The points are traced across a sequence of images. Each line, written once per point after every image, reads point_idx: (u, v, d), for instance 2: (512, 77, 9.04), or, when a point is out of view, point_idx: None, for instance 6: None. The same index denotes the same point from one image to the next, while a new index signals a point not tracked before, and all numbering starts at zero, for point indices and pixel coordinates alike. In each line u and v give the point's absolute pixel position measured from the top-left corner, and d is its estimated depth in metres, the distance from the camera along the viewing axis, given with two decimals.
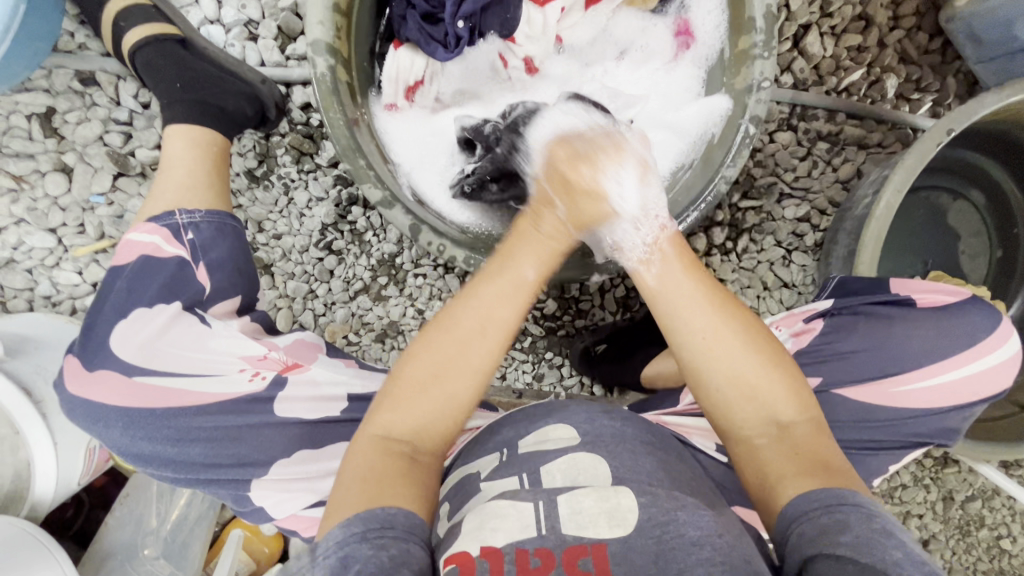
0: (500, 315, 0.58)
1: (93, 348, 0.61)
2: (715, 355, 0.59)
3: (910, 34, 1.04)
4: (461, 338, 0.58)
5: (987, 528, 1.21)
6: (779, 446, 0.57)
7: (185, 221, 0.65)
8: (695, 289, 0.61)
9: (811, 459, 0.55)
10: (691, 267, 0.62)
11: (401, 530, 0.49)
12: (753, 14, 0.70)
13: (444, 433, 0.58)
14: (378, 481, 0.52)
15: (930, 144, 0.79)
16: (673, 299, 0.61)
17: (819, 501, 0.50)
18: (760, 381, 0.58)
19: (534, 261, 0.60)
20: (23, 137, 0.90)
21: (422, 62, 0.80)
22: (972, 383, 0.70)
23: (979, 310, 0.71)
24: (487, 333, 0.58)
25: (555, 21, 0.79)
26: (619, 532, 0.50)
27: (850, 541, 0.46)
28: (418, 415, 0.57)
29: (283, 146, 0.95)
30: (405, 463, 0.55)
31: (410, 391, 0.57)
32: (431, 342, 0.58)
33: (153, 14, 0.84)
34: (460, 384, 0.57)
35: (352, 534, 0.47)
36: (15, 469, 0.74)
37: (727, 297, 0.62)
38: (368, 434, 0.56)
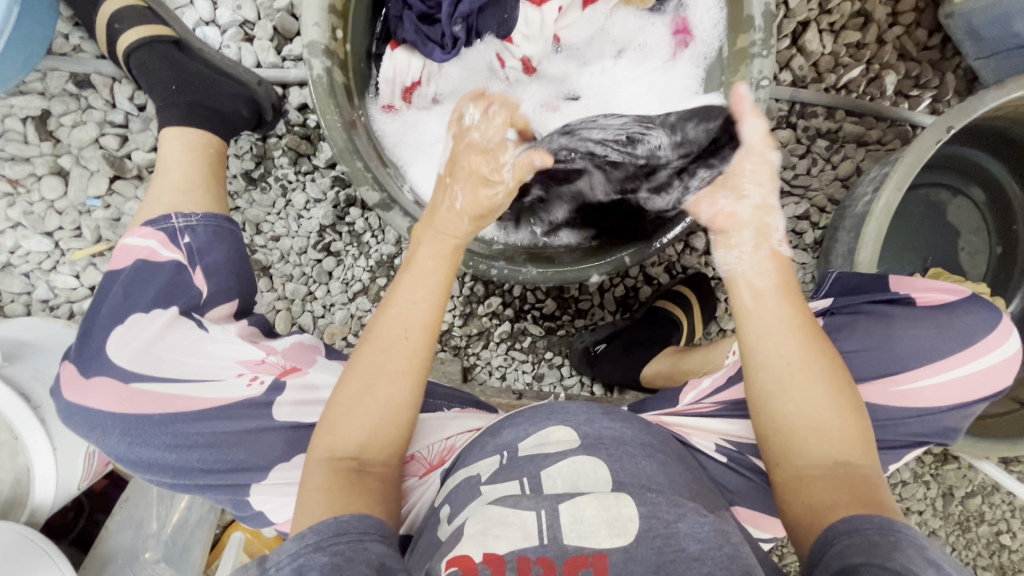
0: (418, 315, 0.59)
1: (90, 354, 0.60)
2: (800, 383, 0.58)
3: (909, 30, 1.04)
4: (384, 345, 0.58)
5: (987, 523, 1.21)
6: (834, 479, 0.56)
7: (182, 225, 0.64)
8: (791, 322, 0.60)
9: (865, 496, 0.54)
10: (798, 303, 0.62)
11: (354, 534, 0.49)
12: (752, 12, 0.69)
13: (393, 441, 0.58)
14: (329, 494, 0.53)
15: (929, 141, 0.79)
16: (763, 326, 0.60)
17: (875, 525, 0.51)
18: (838, 425, 0.57)
19: (434, 258, 0.62)
20: (18, 141, 0.90)
21: (418, 63, 0.80)
22: (972, 382, 0.70)
23: (978, 309, 0.71)
24: (410, 335, 0.59)
25: (552, 20, 0.78)
26: (621, 542, 0.50)
27: (900, 559, 0.47)
28: (360, 429, 0.56)
29: (279, 147, 0.95)
30: (354, 476, 0.55)
31: (348, 408, 0.57)
32: (363, 354, 0.58)
33: (148, 16, 0.83)
34: (395, 388, 0.57)
35: (306, 546, 0.48)
36: (14, 476, 0.74)
37: (819, 336, 0.61)
38: (318, 457, 0.56)
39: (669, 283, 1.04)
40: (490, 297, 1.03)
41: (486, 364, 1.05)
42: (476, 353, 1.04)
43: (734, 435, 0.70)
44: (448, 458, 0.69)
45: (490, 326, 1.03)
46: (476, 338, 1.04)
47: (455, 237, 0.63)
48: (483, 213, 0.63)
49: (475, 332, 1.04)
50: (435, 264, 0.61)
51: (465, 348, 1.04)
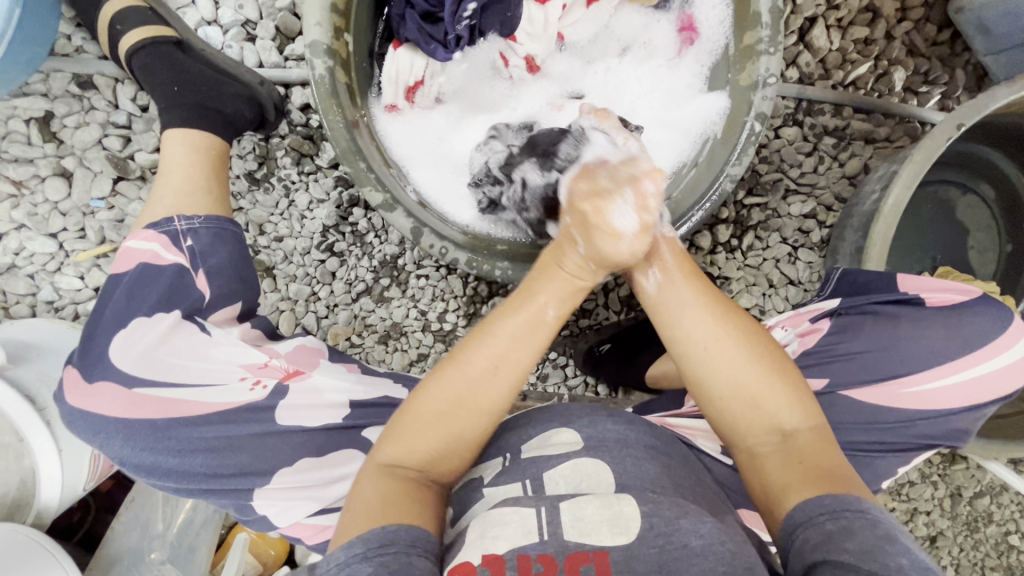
0: (517, 357, 0.56)
1: (93, 358, 0.60)
2: (719, 365, 0.58)
3: (918, 26, 1.02)
4: (474, 380, 0.56)
5: (995, 524, 1.20)
6: (787, 456, 0.55)
7: (184, 227, 0.64)
8: (696, 300, 0.60)
9: (815, 472, 0.53)
10: (690, 277, 0.62)
11: (402, 544, 0.48)
12: (759, 9, 0.69)
13: (455, 463, 0.57)
14: (387, 501, 0.52)
15: (940, 139, 0.78)
16: (676, 308, 0.60)
17: (826, 507, 0.50)
18: (768, 397, 0.57)
19: (555, 298, 0.58)
20: (22, 142, 0.90)
21: (421, 63, 0.78)
22: (982, 384, 0.69)
23: (989, 309, 0.70)
24: (500, 373, 0.56)
25: (556, 18, 0.76)
26: (622, 540, 0.50)
27: (858, 547, 0.46)
28: (429, 446, 0.56)
29: (282, 147, 0.94)
30: (416, 489, 0.54)
31: (419, 422, 0.56)
32: (441, 376, 0.56)
33: (149, 16, 0.83)
34: (469, 425, 0.56)
35: (354, 555, 0.48)
36: (21, 476, 0.74)
37: (728, 307, 0.60)
38: (377, 461, 0.56)
39: None
40: None
41: None
42: None
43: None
44: None
45: None
46: None
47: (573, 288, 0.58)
48: (604, 262, 0.56)
49: None
50: (556, 300, 0.58)
51: None
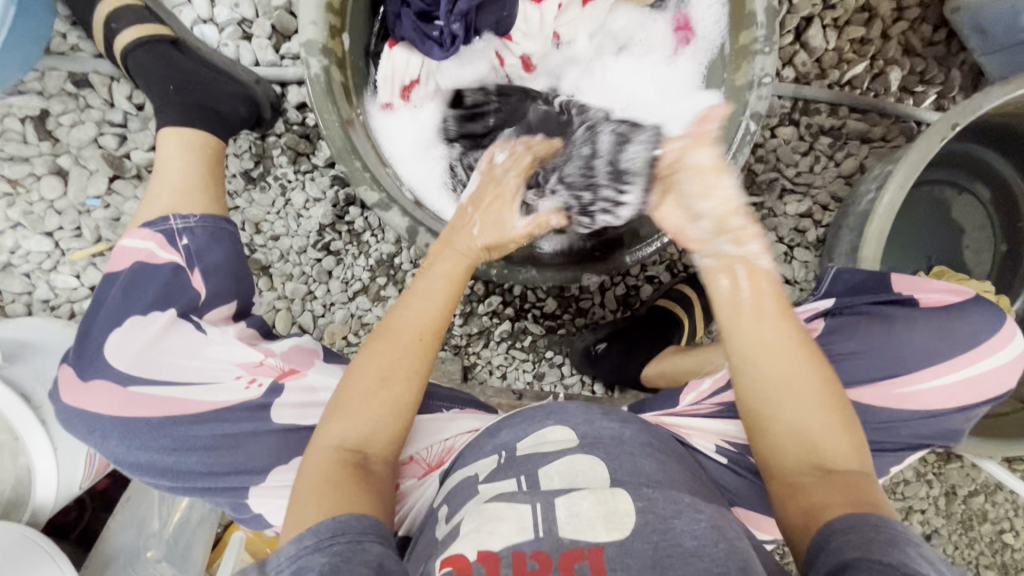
0: (432, 318, 0.63)
1: (88, 357, 0.60)
2: (784, 388, 0.58)
3: (914, 26, 1.03)
4: (396, 349, 0.60)
5: (990, 523, 1.21)
6: (827, 484, 0.55)
7: (180, 226, 0.64)
8: (781, 326, 0.59)
9: (860, 497, 0.53)
10: (776, 307, 0.61)
11: (353, 533, 0.48)
12: (755, 8, 0.69)
13: (393, 437, 0.59)
14: (333, 487, 0.52)
15: (934, 139, 0.78)
16: (754, 330, 0.60)
17: (870, 522, 0.49)
18: (826, 427, 0.57)
19: (448, 270, 0.65)
20: (17, 141, 0.89)
21: (417, 61, 0.78)
22: (975, 383, 0.70)
23: (981, 309, 0.71)
24: (423, 338, 0.61)
25: (552, 17, 0.76)
26: (617, 535, 0.50)
27: (896, 556, 0.46)
28: (369, 424, 0.58)
29: (278, 146, 0.94)
30: (355, 469, 0.55)
31: (362, 402, 0.58)
32: (372, 354, 0.61)
33: (145, 15, 0.83)
34: (405, 393, 0.59)
35: (306, 547, 0.48)
36: (15, 476, 0.75)
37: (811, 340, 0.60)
38: (328, 444, 0.56)
39: (671, 281, 1.04)
40: (491, 296, 1.02)
41: (486, 363, 1.04)
42: (477, 352, 1.04)
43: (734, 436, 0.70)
44: (447, 459, 0.69)
45: (490, 325, 1.03)
46: (476, 337, 1.04)
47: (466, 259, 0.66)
48: (494, 245, 0.67)
49: (475, 332, 1.03)
50: (448, 275, 0.65)
51: (465, 348, 1.04)
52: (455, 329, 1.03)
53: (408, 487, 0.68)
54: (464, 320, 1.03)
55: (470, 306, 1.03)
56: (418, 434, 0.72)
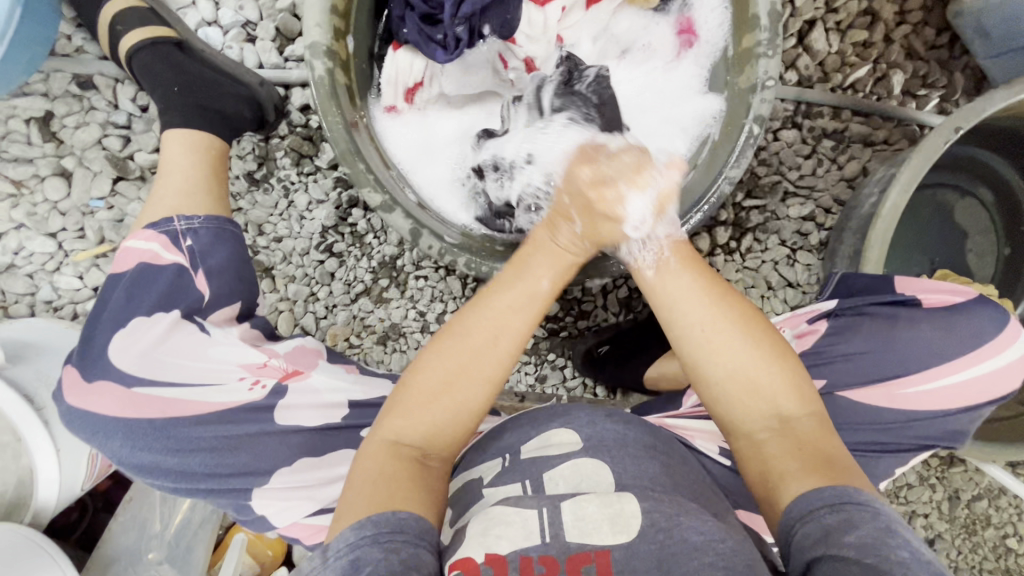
0: (512, 324, 0.60)
1: (91, 358, 0.60)
2: (717, 349, 0.60)
3: (916, 29, 1.03)
4: (471, 347, 0.59)
5: (993, 527, 1.20)
6: (782, 441, 0.57)
7: (184, 227, 0.64)
8: (691, 279, 0.62)
9: (814, 458, 0.54)
10: (690, 265, 0.64)
11: (412, 534, 0.49)
12: (758, 11, 0.69)
13: (455, 437, 0.58)
14: (392, 483, 0.53)
15: (937, 142, 0.78)
16: (675, 295, 0.62)
17: (825, 500, 0.50)
18: (763, 379, 0.59)
19: (549, 271, 0.63)
20: (22, 142, 0.90)
21: (421, 63, 0.78)
22: (981, 386, 0.69)
23: (988, 308, 0.70)
24: (499, 343, 0.59)
25: (555, 20, 0.76)
26: (623, 539, 0.50)
27: (855, 542, 0.46)
28: (432, 423, 0.57)
29: (282, 148, 0.94)
30: (417, 466, 0.55)
31: (423, 397, 0.57)
32: (442, 347, 0.59)
33: (150, 17, 0.83)
34: (470, 391, 0.58)
35: (364, 537, 0.48)
36: (18, 476, 0.74)
37: (724, 290, 0.63)
38: (382, 439, 0.57)
39: None
40: None
41: None
42: None
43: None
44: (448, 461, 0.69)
45: None
46: None
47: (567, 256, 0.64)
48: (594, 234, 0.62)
49: None
50: (529, 288, 0.61)
51: None
52: None
53: None
54: None
55: None
56: None
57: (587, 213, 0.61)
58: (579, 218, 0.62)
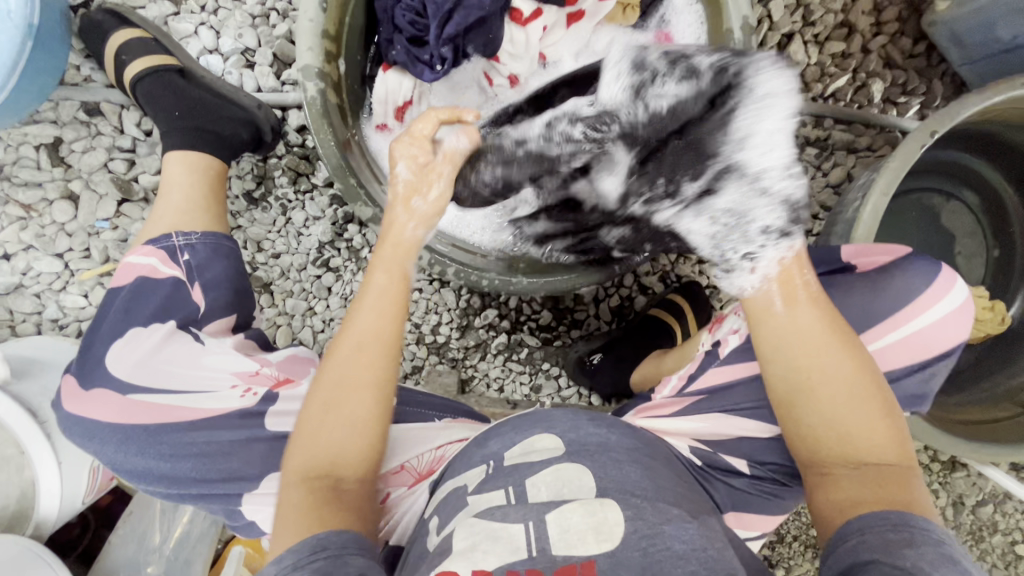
0: (382, 332, 0.60)
1: (90, 367, 0.63)
2: (823, 388, 0.57)
3: (894, 39, 1.06)
4: (345, 364, 0.58)
5: (1000, 533, 1.19)
6: (863, 479, 0.55)
7: (182, 243, 0.68)
8: (813, 325, 0.59)
9: (892, 495, 0.54)
10: (818, 302, 0.60)
11: (335, 549, 0.51)
12: (731, 25, 0.73)
13: (361, 457, 0.58)
14: (304, 513, 0.54)
15: (914, 145, 0.80)
16: (793, 331, 0.59)
17: (889, 520, 0.51)
18: (864, 424, 0.57)
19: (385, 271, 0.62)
20: (31, 167, 0.93)
21: (410, 83, 0.81)
22: (920, 341, 0.67)
23: (915, 262, 0.68)
24: (368, 349, 0.59)
25: (537, 39, 0.77)
26: (606, 547, 0.52)
27: (910, 557, 0.48)
28: (337, 442, 0.57)
29: (279, 167, 0.98)
30: (330, 491, 0.55)
31: (320, 424, 0.57)
32: (324, 373, 0.59)
33: (152, 47, 0.87)
34: (358, 403, 0.58)
35: (285, 568, 0.50)
36: (21, 487, 0.75)
37: (846, 334, 0.59)
38: (294, 478, 0.56)
39: (664, 292, 1.05)
40: (486, 309, 1.04)
41: (484, 376, 1.05)
42: (474, 364, 1.05)
43: (721, 436, 0.70)
44: (436, 468, 0.71)
45: (487, 337, 1.05)
46: (473, 349, 1.05)
47: (405, 242, 0.63)
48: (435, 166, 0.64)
49: (472, 343, 1.05)
50: (390, 276, 0.62)
51: (463, 360, 1.05)
52: (453, 342, 1.05)
53: (397, 496, 0.69)
54: (461, 333, 1.05)
55: (466, 319, 1.04)
56: (409, 442, 0.73)
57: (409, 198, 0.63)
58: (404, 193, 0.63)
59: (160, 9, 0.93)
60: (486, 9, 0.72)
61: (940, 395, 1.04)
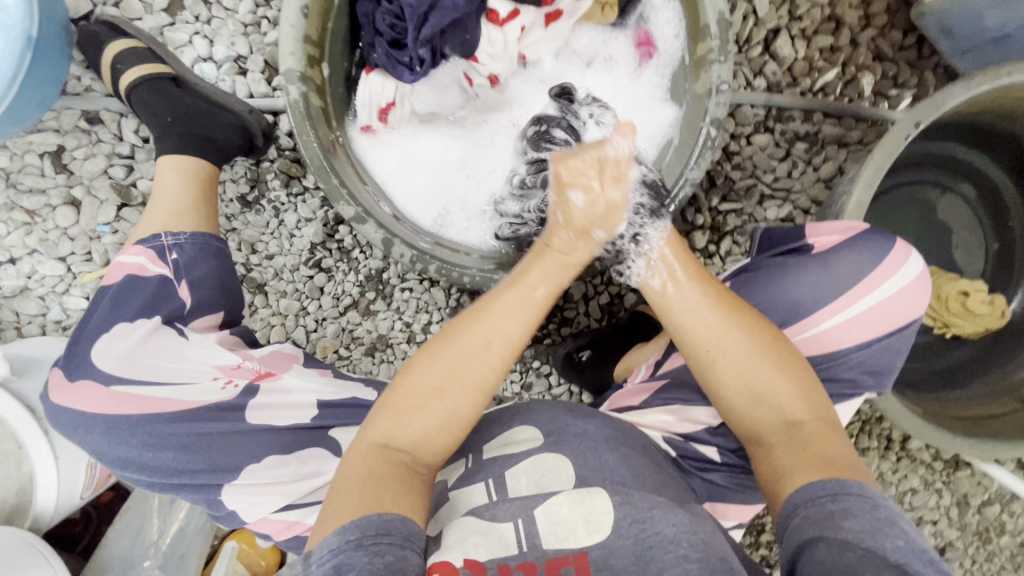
0: (505, 330, 0.58)
1: (77, 360, 0.65)
2: (722, 359, 0.60)
3: (883, 32, 1.05)
4: (459, 353, 0.57)
5: (1008, 534, 1.15)
6: (790, 442, 0.58)
7: (170, 242, 0.70)
8: (706, 304, 0.61)
9: (817, 452, 0.56)
10: (698, 278, 0.63)
11: (397, 537, 0.49)
12: (708, 21, 0.73)
13: (444, 446, 0.57)
14: (377, 484, 0.53)
15: (900, 137, 0.79)
16: (683, 312, 0.61)
17: (828, 489, 0.53)
18: (770, 385, 0.60)
19: (544, 278, 0.60)
20: (36, 174, 0.97)
21: (392, 85, 0.83)
22: (875, 316, 0.69)
23: (863, 239, 0.70)
24: (491, 347, 0.57)
25: (515, 39, 0.79)
26: (599, 537, 0.52)
27: (851, 532, 0.49)
28: (423, 427, 0.56)
29: (271, 171, 1.00)
30: (407, 472, 0.55)
31: (412, 403, 0.56)
32: (430, 360, 0.57)
33: (148, 56, 0.90)
34: (460, 398, 0.57)
35: (347, 543, 0.48)
36: (20, 483, 0.78)
37: (737, 306, 0.62)
38: (369, 441, 0.56)
39: None
40: None
41: None
42: None
43: (692, 426, 0.70)
44: None
45: None
46: None
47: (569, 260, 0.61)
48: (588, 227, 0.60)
49: None
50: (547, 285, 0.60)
51: None
52: None
53: None
54: None
55: None
56: None
57: (580, 232, 0.60)
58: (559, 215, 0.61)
59: (156, 20, 0.97)
60: (461, 11, 0.74)
61: (939, 391, 1.02)
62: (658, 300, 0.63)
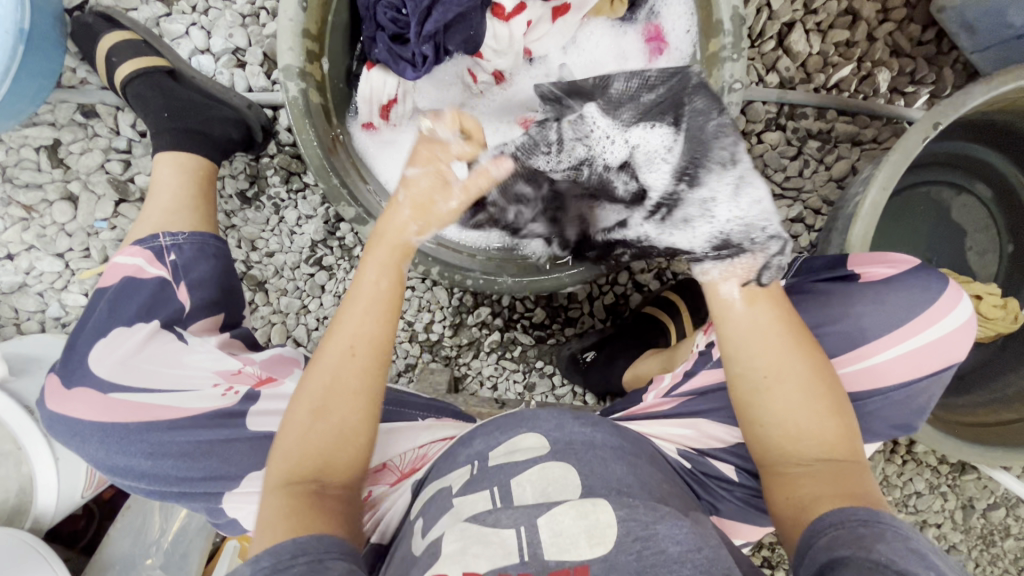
0: (368, 330, 0.57)
1: (73, 366, 0.64)
2: (777, 389, 0.58)
3: (902, 26, 1.01)
4: (331, 368, 0.56)
5: (1013, 538, 1.15)
6: (821, 477, 0.56)
7: (168, 243, 0.69)
8: (778, 328, 0.59)
9: (849, 492, 0.55)
10: (776, 300, 0.61)
11: (315, 554, 0.48)
12: (721, 16, 0.71)
13: (349, 462, 0.56)
14: (289, 517, 0.51)
15: (916, 140, 0.76)
16: (751, 331, 0.59)
17: (861, 516, 0.51)
18: (818, 424, 0.58)
19: (379, 271, 0.60)
20: (32, 168, 0.95)
21: (393, 81, 0.80)
22: (919, 359, 0.67)
23: (920, 277, 0.69)
24: (357, 352, 0.57)
25: (521, 35, 0.76)
26: (600, 551, 0.50)
27: (881, 553, 0.47)
28: (322, 444, 0.55)
29: (271, 167, 0.98)
30: (314, 496, 0.53)
31: (295, 430, 0.56)
32: (313, 375, 0.57)
33: (143, 49, 0.88)
34: (348, 411, 0.56)
35: (264, 568, 0.47)
36: (19, 482, 0.78)
37: (806, 336, 0.60)
38: (274, 483, 0.54)
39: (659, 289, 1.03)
40: (479, 307, 1.03)
41: (477, 373, 1.05)
42: (467, 363, 1.05)
43: (699, 434, 0.69)
44: (419, 467, 0.70)
45: (479, 336, 1.04)
46: (466, 347, 1.04)
47: (401, 235, 0.63)
48: (424, 207, 0.63)
49: (465, 342, 1.04)
50: (389, 282, 0.60)
51: (456, 358, 1.04)
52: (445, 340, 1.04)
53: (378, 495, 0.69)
54: (453, 331, 1.04)
55: (459, 317, 1.03)
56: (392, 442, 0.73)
57: (421, 209, 0.63)
58: (405, 190, 0.64)
59: (152, 10, 0.94)
60: (464, 6, 0.72)
61: (947, 397, 1.01)
62: (729, 319, 0.61)
